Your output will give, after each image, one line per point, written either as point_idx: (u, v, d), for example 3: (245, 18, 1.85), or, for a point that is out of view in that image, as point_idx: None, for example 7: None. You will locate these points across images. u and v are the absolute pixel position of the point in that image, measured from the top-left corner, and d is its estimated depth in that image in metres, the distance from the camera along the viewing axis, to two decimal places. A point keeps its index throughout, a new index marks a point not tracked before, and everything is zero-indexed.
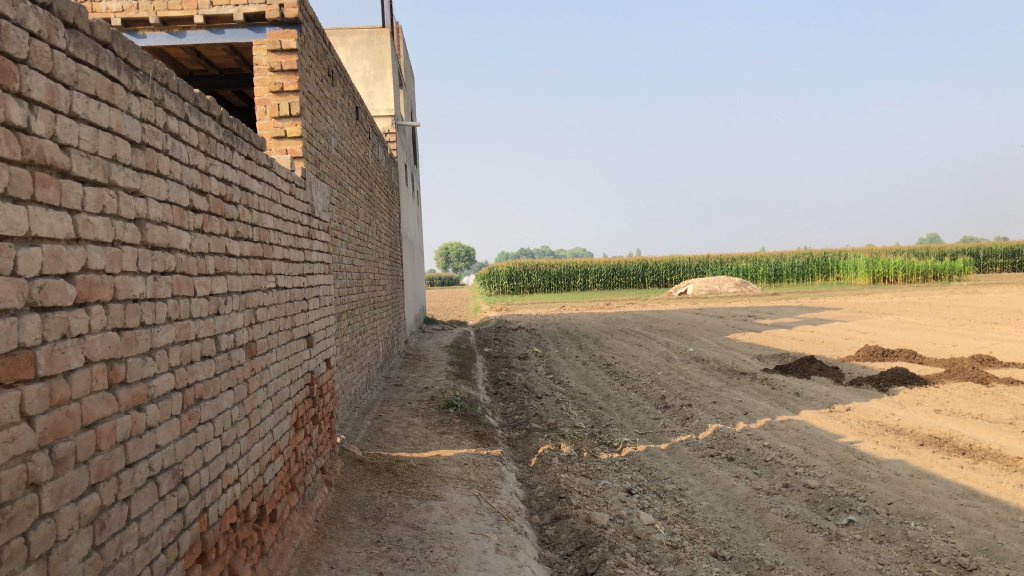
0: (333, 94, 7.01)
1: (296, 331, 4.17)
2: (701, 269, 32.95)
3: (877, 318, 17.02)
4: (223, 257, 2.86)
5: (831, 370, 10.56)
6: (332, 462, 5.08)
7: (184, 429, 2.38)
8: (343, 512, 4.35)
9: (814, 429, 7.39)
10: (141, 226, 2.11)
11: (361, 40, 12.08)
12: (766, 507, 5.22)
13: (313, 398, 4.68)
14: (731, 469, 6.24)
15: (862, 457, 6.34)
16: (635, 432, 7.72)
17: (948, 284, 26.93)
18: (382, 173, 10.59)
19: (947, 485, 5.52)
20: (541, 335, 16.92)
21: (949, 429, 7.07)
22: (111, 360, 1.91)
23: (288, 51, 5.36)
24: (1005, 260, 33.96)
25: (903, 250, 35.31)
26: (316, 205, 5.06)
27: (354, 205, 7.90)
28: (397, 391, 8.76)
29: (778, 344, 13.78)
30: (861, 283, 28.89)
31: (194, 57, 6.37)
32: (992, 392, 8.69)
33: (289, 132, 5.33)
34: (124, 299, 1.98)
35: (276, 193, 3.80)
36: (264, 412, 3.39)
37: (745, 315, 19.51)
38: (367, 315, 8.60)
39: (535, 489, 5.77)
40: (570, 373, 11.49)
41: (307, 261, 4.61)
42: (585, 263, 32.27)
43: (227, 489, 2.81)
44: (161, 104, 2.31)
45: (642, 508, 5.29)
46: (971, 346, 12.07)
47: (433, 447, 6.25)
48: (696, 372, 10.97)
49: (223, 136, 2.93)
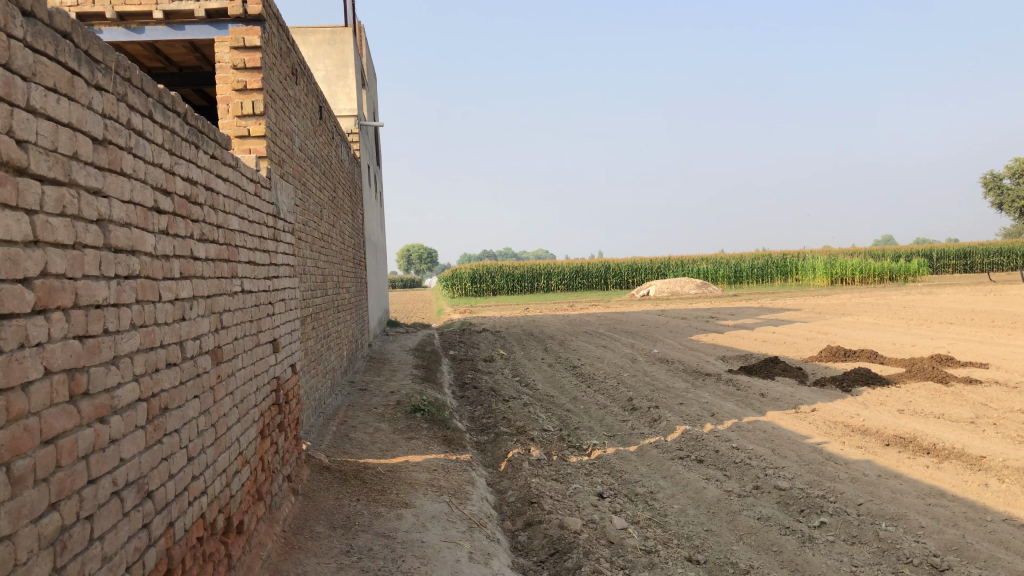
0: (297, 93, 6.87)
1: (262, 335, 4.05)
2: (662, 271, 33.18)
3: (835, 318, 17.26)
4: (188, 259, 2.74)
5: (794, 370, 10.65)
6: (299, 470, 4.96)
7: (149, 441, 2.27)
8: (311, 522, 4.23)
9: (781, 430, 7.43)
10: (103, 227, 2.00)
11: (323, 40, 11.90)
12: (738, 510, 5.21)
13: (279, 405, 4.56)
14: (701, 471, 6.22)
15: (830, 457, 6.37)
16: (604, 434, 7.68)
17: (903, 285, 27.45)
18: (345, 174, 10.44)
19: (914, 484, 5.56)
20: (506, 337, 16.88)
21: (914, 429, 7.14)
22: (72, 370, 1.79)
23: (252, 48, 5.21)
24: (956, 262, 34.69)
25: (858, 251, 35.91)
26: (281, 206, 4.93)
27: (317, 206, 7.76)
28: (362, 396, 8.62)
29: (741, 345, 13.89)
30: (819, 284, 29.34)
31: (153, 55, 6.20)
32: (952, 391, 8.83)
33: (252, 132, 5.22)
34: (86, 304, 1.87)
35: (242, 193, 3.68)
36: (231, 420, 3.27)
37: (707, 316, 19.66)
38: (331, 319, 8.46)
39: (505, 494, 5.70)
40: (537, 376, 11.45)
41: (272, 263, 4.48)
42: (548, 265, 32.28)
43: (194, 502, 2.69)
44: (123, 99, 2.19)
45: (614, 513, 5.24)
46: (929, 346, 12.27)
47: (402, 452, 6.14)
48: (661, 374, 10.99)
49: (188, 133, 2.81)
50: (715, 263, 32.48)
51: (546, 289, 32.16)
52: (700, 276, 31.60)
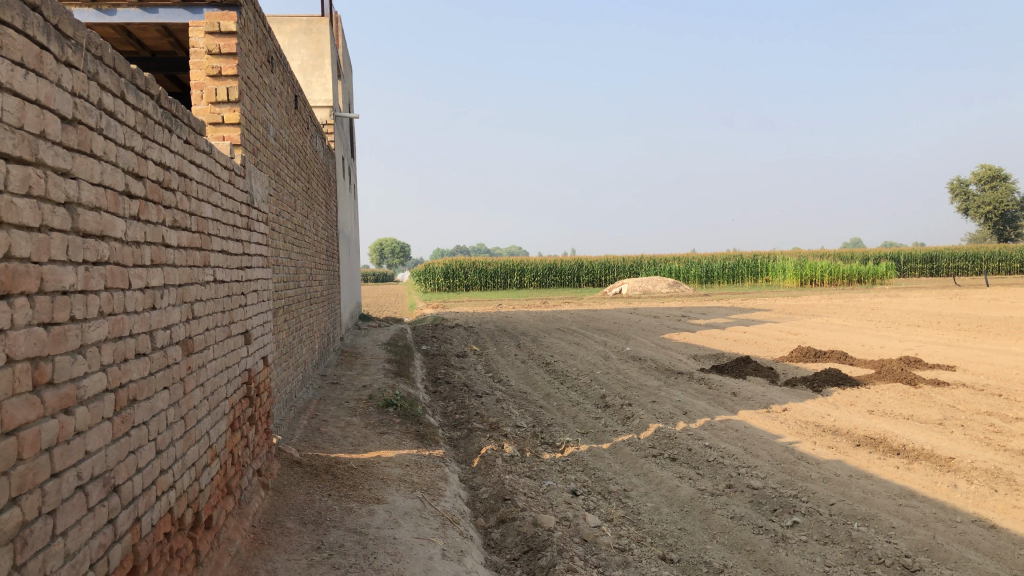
0: (272, 81, 6.76)
1: (233, 327, 3.95)
2: (634, 269, 33.28)
3: (805, 319, 17.43)
4: (159, 247, 2.66)
5: (765, 370, 10.71)
6: (269, 464, 4.87)
7: (116, 433, 2.19)
8: (281, 518, 4.15)
9: (753, 429, 7.45)
10: (71, 210, 1.92)
11: (298, 29, 11.77)
12: (711, 509, 5.20)
13: (250, 398, 4.46)
14: (674, 469, 6.22)
15: (802, 457, 6.39)
16: (577, 431, 7.66)
17: (870, 287, 27.80)
18: (319, 164, 10.31)
19: (885, 485, 5.60)
20: (480, 333, 16.81)
21: (884, 430, 7.20)
22: (36, 358, 1.71)
23: (228, 33, 5.09)
24: (923, 266, 35.16)
25: (828, 254, 36.24)
26: (255, 195, 4.83)
27: (291, 196, 7.64)
28: (334, 389, 8.51)
29: (712, 344, 13.97)
30: (789, 285, 29.60)
31: (124, 38, 6.06)
32: (921, 393, 8.92)
33: (227, 118, 5.14)
34: (52, 290, 1.79)
35: (216, 180, 3.60)
36: (201, 413, 3.19)
37: (680, 315, 19.74)
38: (304, 311, 8.35)
39: (478, 491, 5.65)
40: (510, 372, 11.41)
41: (245, 253, 4.37)
42: (522, 262, 32.26)
43: (162, 496, 2.61)
44: (94, 78, 2.11)
45: (588, 510, 5.21)
46: (897, 348, 12.41)
47: (374, 447, 6.06)
48: (634, 372, 10.99)
49: (162, 117, 2.73)
50: (687, 262, 32.63)
51: (519, 285, 32.13)
52: (672, 275, 31.76)
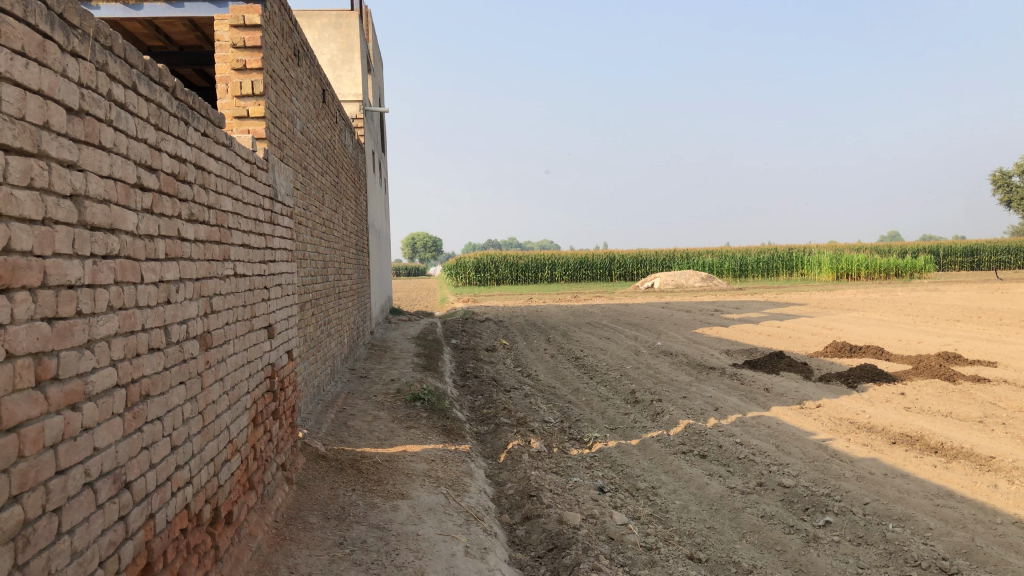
0: (298, 75, 6.74)
1: (255, 321, 3.92)
2: (667, 263, 33.01)
3: (841, 314, 17.13)
4: (175, 240, 2.63)
5: (799, 366, 10.52)
6: (294, 458, 4.86)
7: (128, 429, 2.16)
8: (304, 512, 4.12)
9: (785, 426, 7.31)
10: (77, 202, 1.89)
11: (328, 23, 11.84)
12: (741, 507, 5.09)
13: (273, 392, 4.44)
14: (703, 467, 6.11)
15: (836, 455, 6.25)
16: (605, 427, 7.57)
17: (908, 281, 27.29)
18: (348, 158, 10.32)
19: (922, 484, 5.45)
20: (509, 327, 16.75)
21: (921, 427, 7.02)
22: (39, 353, 1.68)
23: (252, 27, 5.09)
24: (964, 259, 34.44)
25: (864, 247, 35.64)
26: (279, 189, 4.81)
27: (319, 190, 7.64)
28: (362, 383, 8.50)
29: (745, 338, 13.78)
30: (825, 279, 29.14)
31: (152, 33, 6.08)
32: (960, 389, 8.70)
33: (252, 112, 5.09)
34: (56, 285, 1.76)
35: (236, 173, 3.57)
36: (220, 408, 3.16)
37: (712, 309, 19.51)
38: (332, 305, 8.35)
39: (504, 487, 5.60)
40: (539, 366, 11.34)
41: (268, 247, 4.35)
42: (553, 256, 32.16)
43: (178, 492, 2.59)
44: (103, 69, 2.08)
45: (614, 508, 5.13)
46: (936, 343, 12.13)
47: (400, 442, 6.04)
48: (665, 367, 10.86)
49: (177, 109, 2.70)
50: (720, 256, 32.28)
51: (550, 279, 32.02)
52: (705, 269, 31.45)
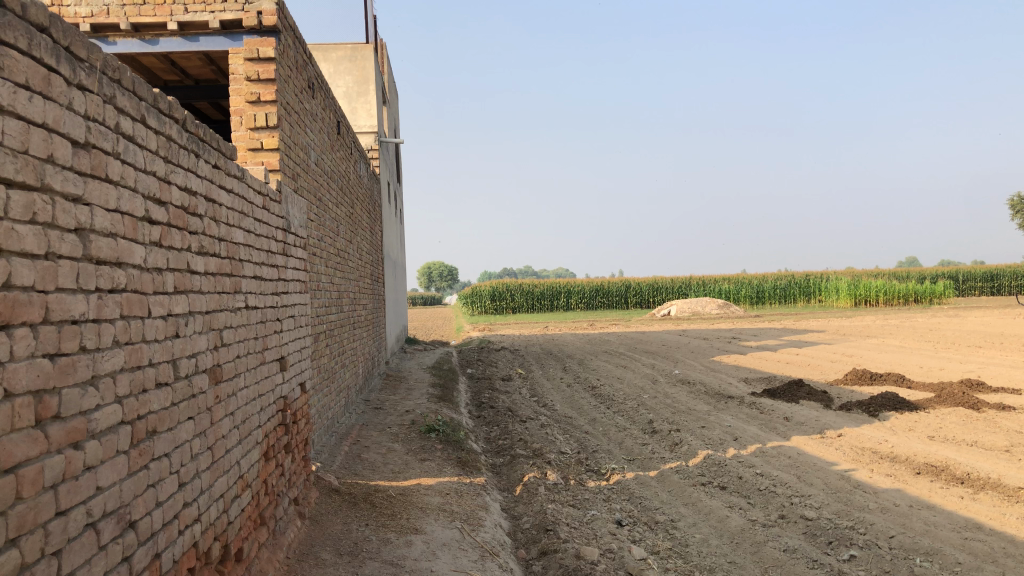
0: (313, 108, 6.78)
1: (266, 353, 3.88)
2: (683, 290, 32.87)
3: (860, 340, 16.95)
4: (184, 273, 2.60)
5: (819, 394, 10.36)
6: (307, 492, 4.79)
7: (133, 466, 2.11)
8: (317, 548, 4.05)
9: (806, 456, 7.18)
10: (83, 236, 1.86)
11: (344, 56, 11.87)
12: (763, 541, 4.97)
13: (286, 425, 4.39)
14: (724, 499, 5.98)
15: (859, 486, 6.11)
16: (623, 458, 7.47)
17: (928, 307, 27.01)
18: (363, 189, 10.35)
19: (949, 516, 5.31)
20: (525, 356, 16.66)
21: (946, 457, 6.87)
22: (39, 391, 1.64)
23: (266, 60, 5.13)
24: (983, 284, 34.09)
25: (883, 273, 35.38)
26: (292, 220, 4.81)
27: (333, 221, 7.64)
28: (377, 415, 8.44)
29: (763, 366, 13.61)
30: (843, 305, 28.88)
31: (168, 67, 6.13)
32: (984, 418, 8.53)
33: (266, 144, 5.10)
34: (58, 321, 1.73)
35: (248, 206, 3.56)
36: (230, 443, 3.11)
37: (729, 336, 19.35)
38: (346, 336, 8.33)
39: (520, 520, 5.50)
40: (555, 396, 11.24)
41: (280, 278, 4.32)
42: (568, 284, 32.09)
43: (185, 530, 2.53)
44: (111, 101, 2.06)
45: (633, 542, 5.03)
46: (958, 370, 11.94)
47: (414, 474, 5.96)
48: (683, 396, 10.73)
49: (187, 142, 2.69)
50: (737, 283, 32.10)
51: (566, 308, 31.90)
52: (721, 296, 31.27)
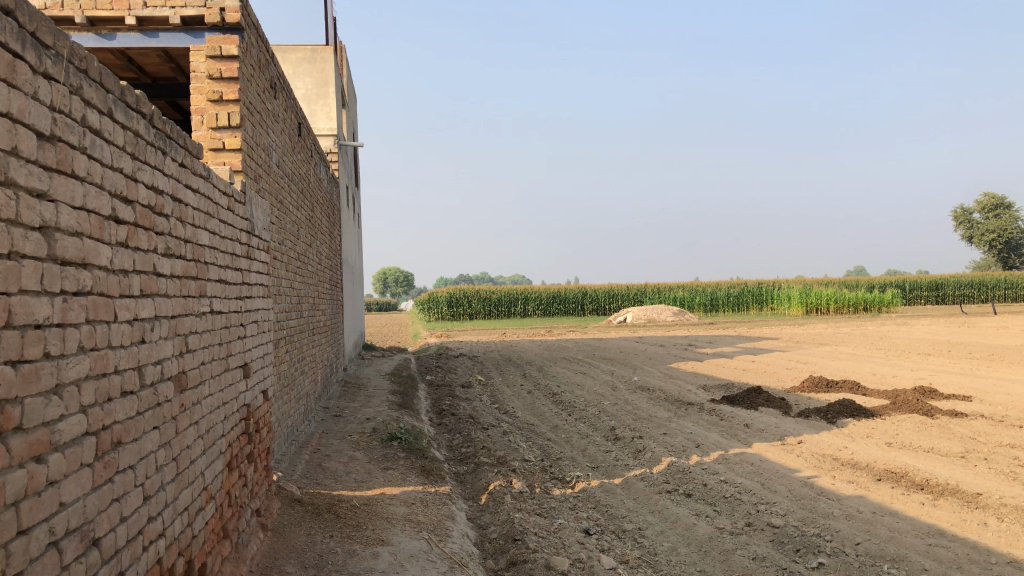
0: (275, 108, 6.64)
1: (230, 360, 3.74)
2: (639, 297, 33.08)
3: (813, 348, 17.20)
4: (150, 276, 2.48)
5: (777, 401, 10.45)
6: (268, 503, 4.64)
7: (97, 480, 1.99)
8: (281, 561, 3.91)
9: (769, 463, 7.21)
10: (47, 235, 1.74)
11: (304, 58, 11.74)
12: (732, 549, 4.96)
13: (248, 434, 4.25)
14: (690, 506, 5.97)
15: (823, 493, 6.14)
16: (587, 465, 7.42)
17: (877, 315, 27.59)
18: (324, 193, 10.19)
19: (912, 522, 5.36)
20: (484, 362, 16.53)
21: (905, 463, 6.95)
22: (1, 401, 1.52)
23: (228, 58, 4.97)
24: (929, 293, 34.92)
25: (833, 281, 36.06)
26: (256, 223, 4.67)
27: (294, 225, 7.47)
28: (336, 422, 8.28)
29: (721, 373, 13.71)
30: (794, 313, 29.33)
31: (125, 64, 5.94)
32: (939, 424, 8.67)
33: (228, 144, 4.97)
34: (22, 324, 1.61)
35: (213, 207, 3.43)
36: (195, 453, 2.98)
37: (686, 343, 19.48)
38: (306, 342, 8.17)
39: (487, 530, 5.42)
40: (516, 403, 11.17)
41: (244, 282, 4.17)
42: (525, 290, 32.06)
43: (150, 546, 2.40)
44: (77, 92, 1.95)
45: (602, 551, 4.98)
46: (910, 377, 12.15)
47: (378, 484, 5.84)
48: (643, 403, 10.74)
49: (154, 138, 2.56)
50: (691, 291, 32.40)
51: (523, 314, 31.84)
52: (676, 303, 31.52)
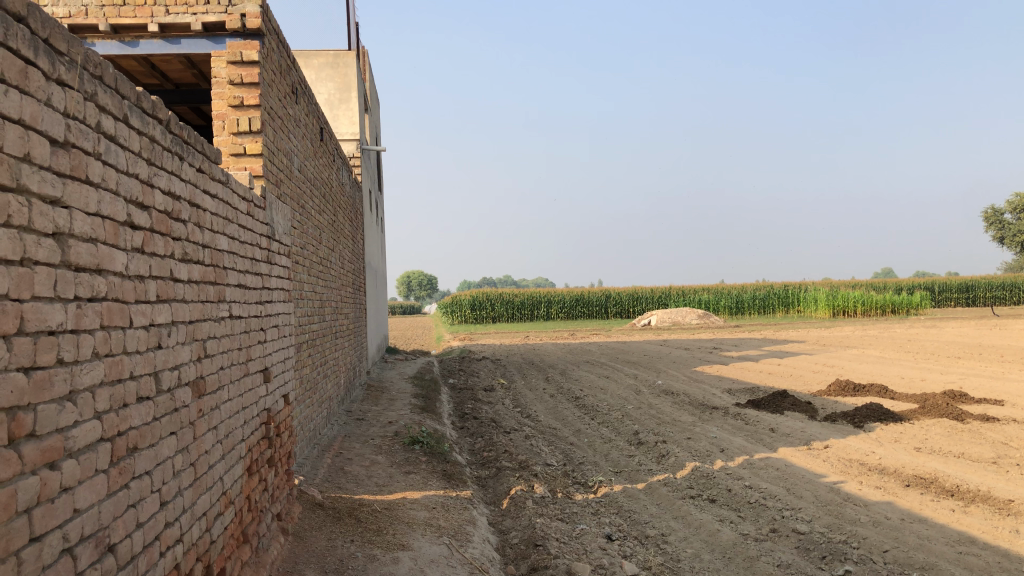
0: (297, 113, 6.67)
1: (251, 365, 3.75)
2: (663, 300, 32.89)
3: (840, 351, 16.99)
4: (167, 282, 2.48)
5: (803, 405, 10.32)
6: (290, 507, 4.65)
7: (112, 486, 1.98)
8: (301, 566, 3.91)
9: (795, 468, 7.12)
10: (61, 241, 1.74)
11: (326, 63, 11.78)
12: (756, 556, 4.89)
13: (269, 438, 4.25)
14: (714, 512, 5.90)
15: (849, 498, 6.05)
16: (610, 470, 7.37)
17: (905, 318, 27.24)
18: (346, 197, 10.22)
19: (941, 530, 5.26)
20: (507, 366, 16.50)
21: (934, 469, 6.83)
22: (13, 408, 1.52)
23: (249, 63, 4.99)
24: (959, 295, 34.41)
25: (861, 284, 35.65)
26: (276, 227, 4.68)
27: (316, 229, 7.49)
28: (359, 426, 8.29)
29: (746, 377, 13.57)
30: (821, 316, 29.01)
31: (148, 70, 6.00)
32: (969, 429, 8.51)
33: (249, 150, 4.97)
34: (34, 331, 1.61)
35: (232, 211, 3.44)
36: (213, 458, 2.98)
37: (711, 347, 19.33)
38: (329, 345, 8.19)
39: (508, 535, 5.38)
40: (538, 406, 11.14)
41: (264, 287, 4.18)
42: (549, 293, 32.00)
43: (167, 552, 2.40)
44: (92, 98, 1.95)
45: (624, 557, 4.93)
46: (939, 381, 11.95)
47: (399, 488, 5.83)
48: (667, 407, 10.66)
49: (171, 144, 2.57)
50: (717, 294, 32.17)
51: (546, 317, 31.77)
52: (701, 306, 31.32)
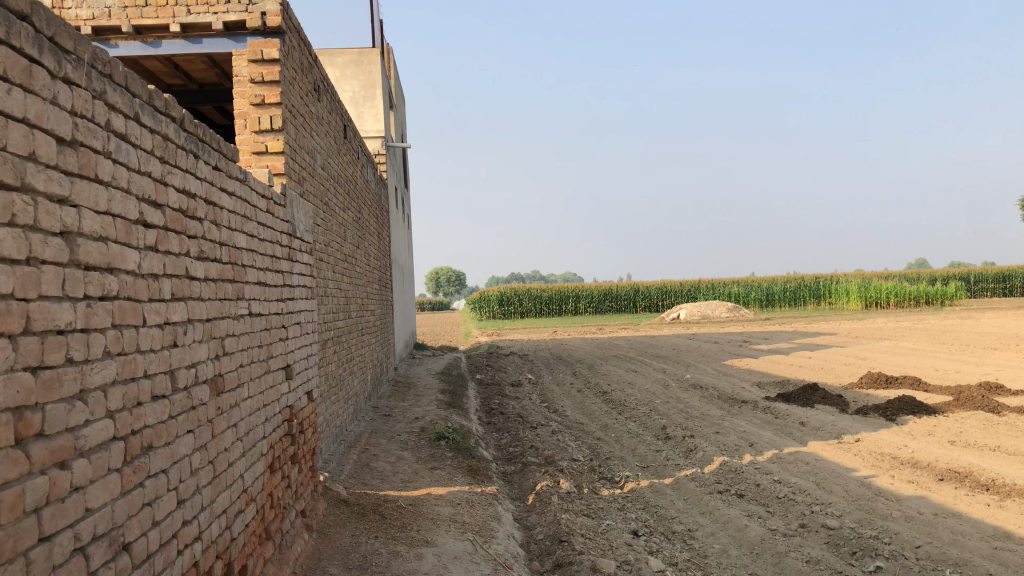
0: (319, 111, 6.68)
1: (271, 362, 3.75)
2: (692, 293, 32.64)
3: (873, 343, 16.74)
4: (182, 280, 2.48)
5: (835, 398, 10.17)
6: (314, 504, 4.66)
7: (126, 485, 1.98)
8: (325, 563, 3.91)
9: (825, 462, 7.01)
10: (69, 240, 1.74)
11: (351, 60, 11.82)
12: (785, 551, 4.81)
13: (292, 435, 4.26)
14: (742, 507, 5.82)
15: (881, 493, 5.94)
16: (636, 465, 7.31)
17: (940, 309, 26.77)
18: (371, 194, 10.23)
19: (976, 525, 5.14)
20: (534, 361, 16.45)
21: (969, 463, 6.69)
22: (20, 408, 1.52)
23: (270, 61, 4.99)
24: (996, 285, 33.77)
25: (894, 274, 35.13)
26: (298, 225, 4.68)
27: (340, 227, 7.50)
28: (385, 422, 8.30)
29: (776, 370, 13.41)
30: (853, 307, 28.61)
31: (172, 71, 6.05)
32: (1005, 421, 8.33)
33: (271, 148, 4.98)
34: (42, 330, 1.60)
35: (251, 209, 3.44)
36: (233, 456, 2.98)
37: (740, 340, 19.14)
38: (355, 342, 8.21)
39: (533, 531, 5.36)
40: (566, 401, 11.10)
41: (285, 284, 4.18)
42: (576, 288, 31.91)
43: (185, 550, 2.40)
44: (101, 96, 1.94)
45: (650, 553, 4.88)
46: (975, 372, 11.72)
47: (424, 484, 5.82)
48: (695, 401, 10.56)
49: (185, 142, 2.57)
50: (746, 286, 31.86)
51: (574, 312, 31.68)
52: (731, 299, 31.04)
